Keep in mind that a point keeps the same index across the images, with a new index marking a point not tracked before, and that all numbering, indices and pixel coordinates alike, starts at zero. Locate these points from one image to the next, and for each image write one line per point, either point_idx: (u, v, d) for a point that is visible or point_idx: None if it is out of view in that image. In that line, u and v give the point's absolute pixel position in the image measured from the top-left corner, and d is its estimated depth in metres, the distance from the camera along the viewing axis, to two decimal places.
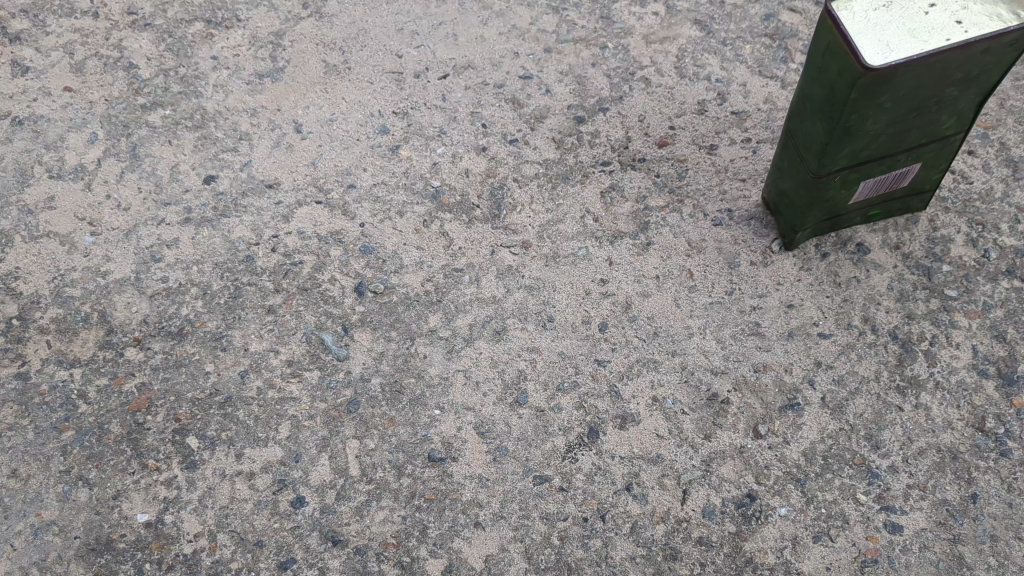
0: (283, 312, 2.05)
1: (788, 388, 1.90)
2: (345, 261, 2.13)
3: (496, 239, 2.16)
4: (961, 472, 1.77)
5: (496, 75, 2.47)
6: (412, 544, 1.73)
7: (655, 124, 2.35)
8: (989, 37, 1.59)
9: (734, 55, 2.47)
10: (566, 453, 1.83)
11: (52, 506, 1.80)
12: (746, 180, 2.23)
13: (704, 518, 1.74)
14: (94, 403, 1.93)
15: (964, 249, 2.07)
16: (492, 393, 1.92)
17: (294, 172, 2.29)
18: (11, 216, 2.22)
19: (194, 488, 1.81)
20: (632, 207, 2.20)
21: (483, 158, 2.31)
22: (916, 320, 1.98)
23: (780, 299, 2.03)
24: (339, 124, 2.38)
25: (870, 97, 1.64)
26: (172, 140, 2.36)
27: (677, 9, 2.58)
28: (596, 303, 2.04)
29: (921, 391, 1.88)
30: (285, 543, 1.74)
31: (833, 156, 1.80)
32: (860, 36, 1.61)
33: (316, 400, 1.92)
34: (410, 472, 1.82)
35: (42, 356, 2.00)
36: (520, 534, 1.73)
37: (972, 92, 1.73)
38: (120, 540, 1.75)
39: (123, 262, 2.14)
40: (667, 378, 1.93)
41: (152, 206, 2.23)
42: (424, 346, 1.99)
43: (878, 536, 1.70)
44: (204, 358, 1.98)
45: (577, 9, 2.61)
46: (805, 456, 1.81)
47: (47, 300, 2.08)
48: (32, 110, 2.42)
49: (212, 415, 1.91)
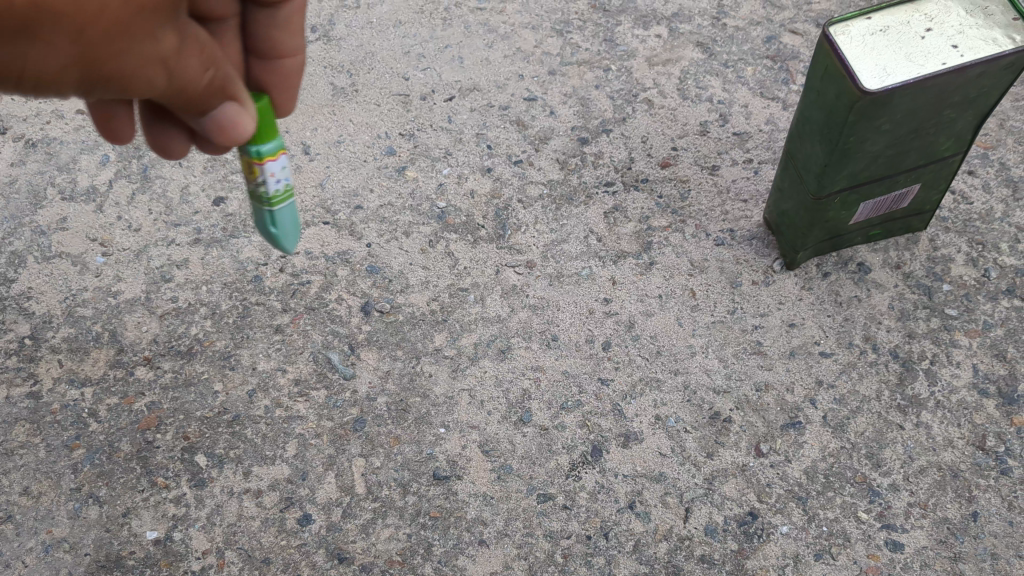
0: (291, 331, 2.08)
1: (789, 407, 1.92)
2: (351, 280, 2.16)
3: (501, 259, 2.19)
4: (962, 490, 1.78)
5: (501, 98, 2.51)
6: (417, 562, 1.75)
7: (658, 145, 2.39)
8: (984, 61, 1.62)
9: (736, 77, 2.51)
10: (570, 472, 1.85)
11: (63, 523, 1.83)
12: (748, 201, 2.26)
13: (707, 536, 1.76)
14: (105, 422, 1.96)
15: (964, 269, 2.09)
16: (497, 412, 1.94)
17: (302, 193, 2.33)
18: (24, 237, 2.27)
19: (203, 505, 1.84)
20: (635, 228, 2.23)
21: (488, 178, 2.35)
22: (917, 339, 1.99)
23: (781, 318, 2.05)
24: (347, 146, 2.42)
25: (867, 120, 1.68)
26: (183, 162, 2.40)
27: (679, 31, 2.62)
28: (599, 323, 2.07)
29: (922, 409, 1.89)
30: (292, 560, 1.77)
31: (833, 177, 1.83)
32: (857, 61, 1.65)
33: (323, 419, 1.94)
34: (415, 489, 1.84)
35: (54, 375, 2.04)
36: (524, 552, 1.76)
37: (969, 114, 1.76)
38: (129, 557, 1.78)
39: (134, 282, 2.18)
40: (670, 397, 1.95)
41: (162, 227, 2.27)
42: (429, 364, 2.01)
43: (880, 554, 1.72)
44: (213, 377, 2.02)
45: (581, 32, 2.65)
46: (807, 474, 1.82)
47: (59, 320, 2.12)
48: (45, 132, 2.47)
49: (221, 433, 1.93)
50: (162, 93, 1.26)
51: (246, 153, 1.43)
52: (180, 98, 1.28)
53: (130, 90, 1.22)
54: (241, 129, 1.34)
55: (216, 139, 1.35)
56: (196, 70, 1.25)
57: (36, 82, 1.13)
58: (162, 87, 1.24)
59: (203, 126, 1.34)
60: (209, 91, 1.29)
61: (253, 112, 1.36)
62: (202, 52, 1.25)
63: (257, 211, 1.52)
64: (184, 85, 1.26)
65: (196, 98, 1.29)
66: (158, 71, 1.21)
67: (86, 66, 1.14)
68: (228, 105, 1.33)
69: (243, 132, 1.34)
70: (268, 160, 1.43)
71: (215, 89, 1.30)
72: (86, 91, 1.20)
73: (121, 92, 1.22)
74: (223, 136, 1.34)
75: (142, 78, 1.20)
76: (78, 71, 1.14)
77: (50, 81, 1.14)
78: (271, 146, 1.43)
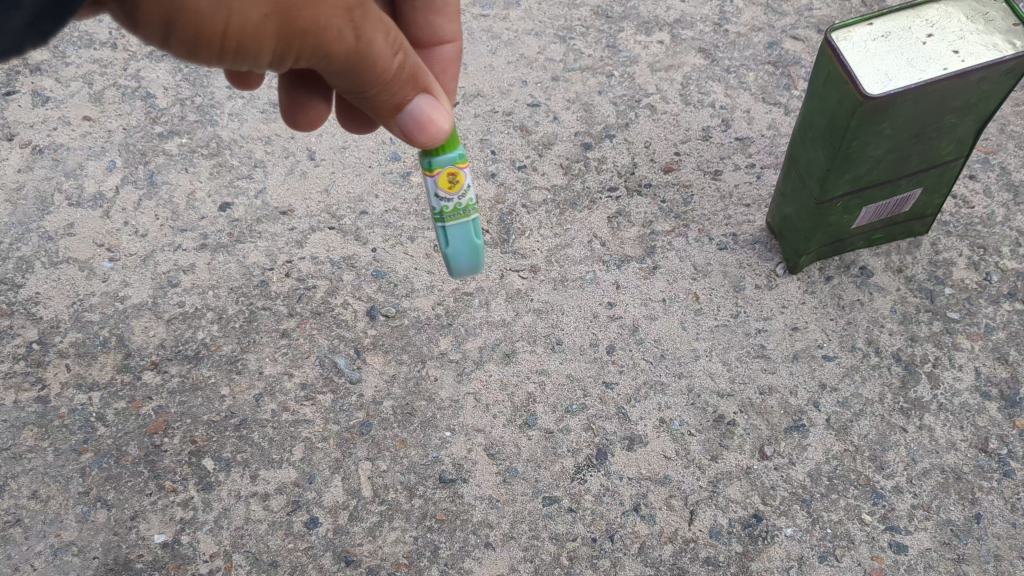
0: (297, 336, 2.09)
1: (793, 410, 1.93)
2: (357, 285, 2.17)
3: (505, 264, 2.20)
4: (965, 492, 1.79)
5: (505, 103, 2.53)
6: (424, 564, 1.77)
7: (661, 150, 2.40)
8: (986, 66, 1.63)
9: (738, 82, 2.53)
10: (575, 474, 1.86)
11: (72, 527, 1.84)
12: (751, 205, 2.28)
13: (711, 538, 1.77)
14: (113, 426, 1.98)
15: (966, 273, 2.11)
16: (502, 415, 1.95)
17: (308, 199, 2.34)
18: (32, 242, 2.28)
19: (210, 509, 1.85)
20: (639, 232, 2.24)
21: (492, 184, 2.36)
22: (919, 342, 2.01)
23: (784, 322, 2.07)
24: (352, 152, 2.44)
25: (869, 124, 1.69)
26: (189, 168, 2.42)
27: (681, 37, 2.64)
28: (604, 327, 2.08)
29: (925, 412, 1.90)
30: (300, 563, 1.78)
31: (835, 181, 1.85)
32: (859, 67, 1.67)
33: (329, 423, 1.96)
34: (421, 493, 1.85)
35: (62, 379, 2.05)
36: (530, 554, 1.77)
37: (971, 119, 1.78)
38: (137, 561, 1.80)
39: (141, 287, 2.19)
40: (674, 400, 1.96)
41: (169, 232, 2.29)
42: (435, 368, 2.03)
43: (883, 555, 1.73)
44: (220, 381, 2.03)
45: (584, 38, 2.67)
46: (811, 476, 1.83)
47: (66, 325, 2.14)
48: (52, 139, 2.49)
49: (228, 437, 1.95)
50: (358, 71, 1.32)
51: (444, 165, 1.49)
52: (375, 83, 1.35)
53: (324, 55, 1.27)
54: (437, 125, 1.41)
55: (412, 134, 1.42)
56: (389, 50, 1.31)
57: (237, 38, 1.20)
58: (356, 60, 1.30)
59: (402, 123, 1.41)
60: (400, 77, 1.36)
61: (447, 110, 1.43)
62: (393, 34, 1.31)
63: (454, 230, 1.58)
64: (374, 59, 1.30)
65: (392, 85, 1.36)
66: (353, 35, 1.26)
67: (284, 19, 1.20)
68: (423, 99, 1.40)
69: (437, 127, 1.41)
70: (463, 167, 1.50)
71: (406, 75, 1.37)
72: (279, 58, 1.26)
73: (316, 59, 1.28)
74: (419, 127, 1.41)
75: (335, 37, 1.25)
76: (277, 25, 1.20)
77: (257, 36, 1.21)
78: (459, 151, 1.50)
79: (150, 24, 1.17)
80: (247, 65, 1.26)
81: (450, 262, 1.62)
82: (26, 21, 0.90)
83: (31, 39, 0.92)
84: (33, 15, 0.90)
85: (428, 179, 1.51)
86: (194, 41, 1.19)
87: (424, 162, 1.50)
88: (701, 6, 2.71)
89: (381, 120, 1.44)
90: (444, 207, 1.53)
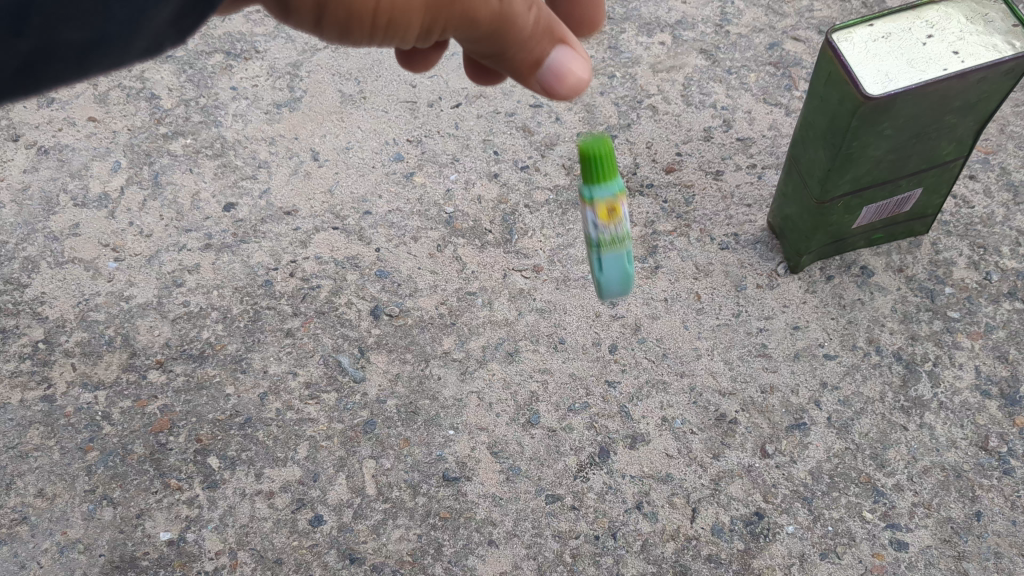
0: (301, 335, 2.11)
1: (794, 409, 1.94)
2: (361, 285, 2.19)
3: (508, 263, 2.22)
4: (965, 489, 1.80)
5: (507, 104, 2.54)
6: (428, 562, 1.78)
7: (663, 151, 2.42)
8: (985, 66, 1.65)
9: (739, 83, 2.54)
10: (578, 472, 1.88)
11: (77, 525, 1.85)
12: (752, 205, 2.29)
13: (713, 535, 1.78)
14: (118, 425, 1.99)
15: (966, 272, 2.12)
16: (505, 414, 1.96)
17: (312, 199, 2.36)
18: (37, 242, 2.30)
19: (215, 507, 1.87)
20: (641, 232, 2.26)
21: (495, 184, 2.38)
22: (920, 341, 2.02)
23: (785, 321, 2.08)
24: (356, 152, 2.45)
25: (869, 125, 1.71)
26: (194, 168, 2.43)
27: (683, 38, 2.65)
28: (606, 326, 2.09)
29: (925, 410, 1.91)
30: (304, 560, 1.79)
31: (836, 181, 1.86)
32: (860, 67, 1.68)
33: (333, 421, 1.97)
34: (425, 490, 1.86)
35: (68, 379, 2.06)
36: (533, 552, 1.78)
37: (971, 119, 1.79)
38: (143, 558, 1.81)
39: (146, 287, 2.21)
40: (676, 399, 1.97)
41: (174, 232, 2.30)
42: (438, 367, 2.04)
43: (884, 553, 1.74)
44: (225, 380, 2.04)
45: (586, 40, 2.68)
46: (812, 474, 1.85)
47: (72, 324, 2.15)
48: (57, 139, 2.50)
49: (233, 436, 1.96)
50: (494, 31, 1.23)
51: (601, 200, 1.50)
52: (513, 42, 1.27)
53: (467, 21, 1.21)
54: (576, 75, 1.31)
55: (548, 87, 1.33)
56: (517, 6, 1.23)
57: (387, 15, 1.17)
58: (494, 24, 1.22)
59: (541, 78, 1.32)
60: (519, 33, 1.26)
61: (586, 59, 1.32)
62: None
63: (607, 259, 1.61)
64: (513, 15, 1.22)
65: (531, 40, 1.27)
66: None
67: None
68: (560, 49, 1.30)
69: (575, 77, 1.31)
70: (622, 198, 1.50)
71: (542, 28, 1.27)
72: (429, 30, 1.22)
73: (461, 26, 1.22)
74: (556, 78, 1.31)
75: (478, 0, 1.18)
76: None
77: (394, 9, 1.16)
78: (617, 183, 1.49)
79: (301, 10, 1.18)
80: (396, 38, 1.24)
81: (601, 286, 1.67)
82: (171, 16, 0.88)
83: (174, 38, 0.91)
84: (179, 11, 0.88)
85: (588, 210, 1.53)
86: (346, 17, 1.17)
87: (583, 193, 1.51)
88: (702, 7, 2.73)
89: (516, 78, 1.36)
90: (603, 237, 1.56)
